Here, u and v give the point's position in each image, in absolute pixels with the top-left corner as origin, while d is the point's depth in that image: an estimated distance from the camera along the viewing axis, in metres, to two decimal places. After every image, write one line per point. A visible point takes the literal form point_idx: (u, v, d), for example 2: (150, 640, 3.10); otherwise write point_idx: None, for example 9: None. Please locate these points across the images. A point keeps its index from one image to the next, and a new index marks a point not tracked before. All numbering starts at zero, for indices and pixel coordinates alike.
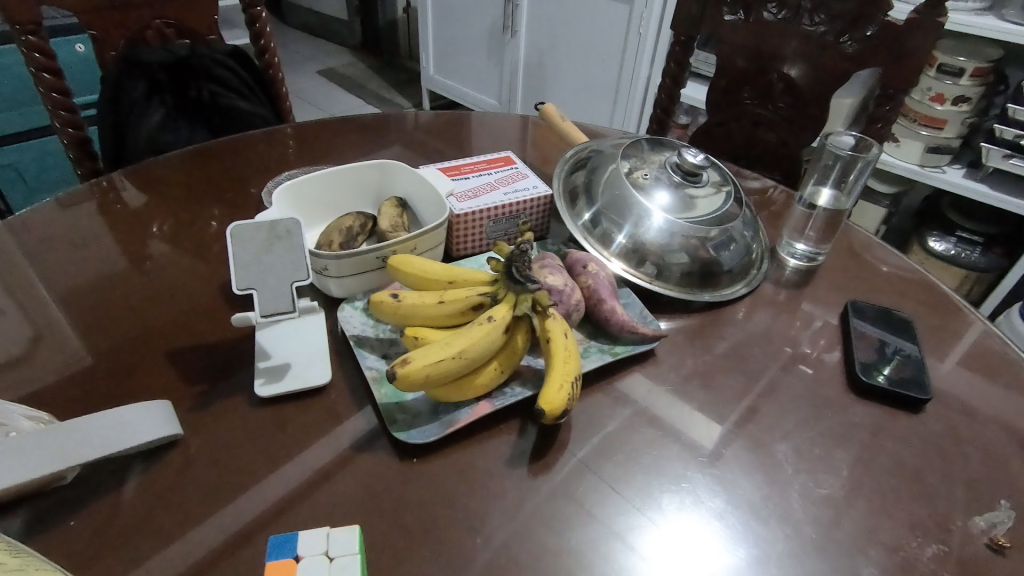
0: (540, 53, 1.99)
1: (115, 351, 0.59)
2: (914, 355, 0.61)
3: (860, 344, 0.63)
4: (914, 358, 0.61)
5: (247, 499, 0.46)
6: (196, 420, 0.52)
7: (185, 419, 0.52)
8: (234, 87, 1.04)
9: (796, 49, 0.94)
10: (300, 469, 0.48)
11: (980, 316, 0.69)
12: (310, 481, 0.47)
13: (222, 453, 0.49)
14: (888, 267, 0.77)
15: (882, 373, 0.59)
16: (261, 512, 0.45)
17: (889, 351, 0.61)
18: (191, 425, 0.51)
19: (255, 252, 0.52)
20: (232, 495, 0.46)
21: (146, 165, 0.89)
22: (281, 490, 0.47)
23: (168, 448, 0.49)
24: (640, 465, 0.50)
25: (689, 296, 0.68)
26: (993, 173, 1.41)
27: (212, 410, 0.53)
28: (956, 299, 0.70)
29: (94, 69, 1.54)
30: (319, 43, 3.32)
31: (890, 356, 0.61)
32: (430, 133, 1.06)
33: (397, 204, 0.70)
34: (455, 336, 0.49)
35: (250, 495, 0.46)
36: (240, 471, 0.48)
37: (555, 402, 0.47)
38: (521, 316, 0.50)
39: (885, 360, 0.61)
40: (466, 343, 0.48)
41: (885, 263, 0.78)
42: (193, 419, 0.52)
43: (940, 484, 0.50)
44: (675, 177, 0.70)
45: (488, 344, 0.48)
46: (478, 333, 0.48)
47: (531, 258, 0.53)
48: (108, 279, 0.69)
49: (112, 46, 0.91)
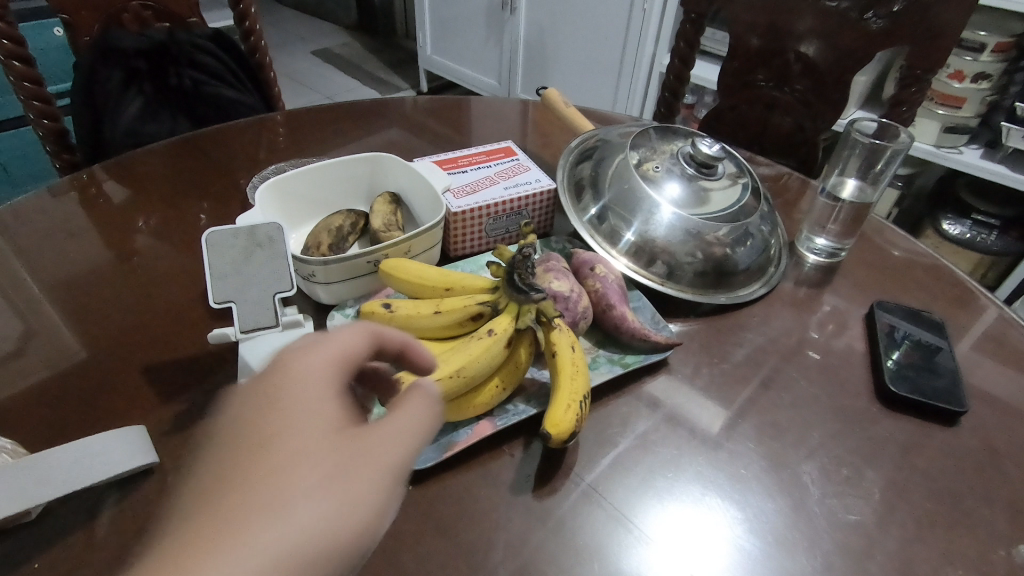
0: (541, 30, 1.91)
1: (91, 366, 0.55)
2: (925, 339, 0.59)
3: (871, 331, 0.61)
4: (925, 343, 0.59)
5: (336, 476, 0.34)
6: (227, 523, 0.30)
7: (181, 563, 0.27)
8: (219, 76, 0.99)
9: (812, 26, 0.88)
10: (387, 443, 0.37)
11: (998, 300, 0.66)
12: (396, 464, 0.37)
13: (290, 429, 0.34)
14: (900, 250, 0.74)
15: (891, 358, 0.57)
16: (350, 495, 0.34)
17: (898, 336, 0.60)
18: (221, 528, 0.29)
19: (233, 262, 0.48)
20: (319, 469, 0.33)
21: (128, 158, 0.84)
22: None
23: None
24: (655, 490, 0.46)
25: (702, 297, 0.63)
26: (1012, 154, 1.36)
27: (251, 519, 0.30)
28: (969, 283, 0.68)
29: (69, 56, 1.48)
30: (313, 22, 3.23)
31: (899, 341, 0.59)
32: (426, 118, 1.01)
33: (390, 200, 0.65)
34: (453, 352, 0.45)
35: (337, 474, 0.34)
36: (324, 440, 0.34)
37: (561, 425, 0.43)
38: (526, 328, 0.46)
39: (895, 345, 0.59)
40: (465, 360, 0.44)
41: (897, 246, 0.74)
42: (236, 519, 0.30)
43: (978, 506, 0.46)
44: (689, 169, 0.65)
45: (489, 363, 0.45)
46: (478, 349, 0.44)
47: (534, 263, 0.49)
48: (87, 279, 0.65)
49: (86, 31, 0.88)
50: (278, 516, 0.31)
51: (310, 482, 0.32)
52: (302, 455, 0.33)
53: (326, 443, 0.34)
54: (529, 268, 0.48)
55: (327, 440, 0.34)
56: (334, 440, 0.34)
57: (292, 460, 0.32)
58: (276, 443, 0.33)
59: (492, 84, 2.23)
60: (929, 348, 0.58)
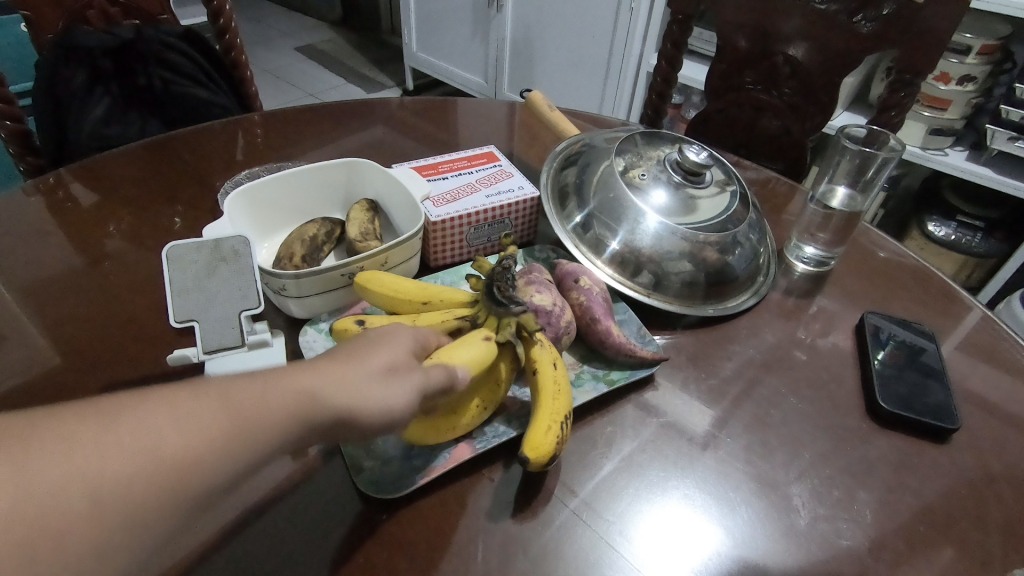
0: (527, 28, 1.89)
1: (45, 384, 0.52)
2: (909, 343, 0.59)
3: (858, 333, 0.61)
4: (909, 346, 0.59)
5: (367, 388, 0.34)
6: (236, 405, 0.30)
7: (192, 413, 0.29)
8: (191, 74, 0.96)
9: (801, 28, 0.87)
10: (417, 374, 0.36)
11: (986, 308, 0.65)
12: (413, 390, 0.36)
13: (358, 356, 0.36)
14: (885, 253, 0.74)
15: (877, 358, 0.58)
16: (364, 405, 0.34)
17: (884, 337, 0.59)
18: (229, 397, 0.31)
19: (195, 278, 0.46)
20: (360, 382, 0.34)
21: (95, 160, 0.80)
22: (219, 538, 0.40)
23: (113, 413, 0.28)
24: (640, 515, 0.44)
25: (689, 309, 0.62)
26: (997, 156, 1.36)
27: (252, 409, 0.30)
28: (952, 286, 0.68)
29: (30, 53, 1.44)
30: (297, 17, 3.17)
31: (884, 341, 0.59)
32: (408, 118, 0.98)
33: (367, 207, 0.63)
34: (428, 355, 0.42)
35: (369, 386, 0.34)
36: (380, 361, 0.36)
37: (541, 448, 0.41)
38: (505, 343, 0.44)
39: (879, 346, 0.59)
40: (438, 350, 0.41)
41: (881, 250, 0.74)
42: (242, 409, 0.30)
43: (970, 528, 0.45)
44: (676, 177, 0.63)
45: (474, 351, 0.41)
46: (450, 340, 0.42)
47: (514, 276, 0.47)
48: (48, 289, 0.62)
49: (48, 28, 0.83)
50: (274, 419, 0.31)
51: (311, 404, 0.32)
52: (329, 380, 0.33)
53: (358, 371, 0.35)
54: (508, 279, 0.46)
55: (355, 387, 0.34)
56: (366, 384, 0.34)
57: (338, 374, 0.34)
58: (340, 360, 0.35)
59: (479, 83, 2.20)
60: (913, 349, 0.59)
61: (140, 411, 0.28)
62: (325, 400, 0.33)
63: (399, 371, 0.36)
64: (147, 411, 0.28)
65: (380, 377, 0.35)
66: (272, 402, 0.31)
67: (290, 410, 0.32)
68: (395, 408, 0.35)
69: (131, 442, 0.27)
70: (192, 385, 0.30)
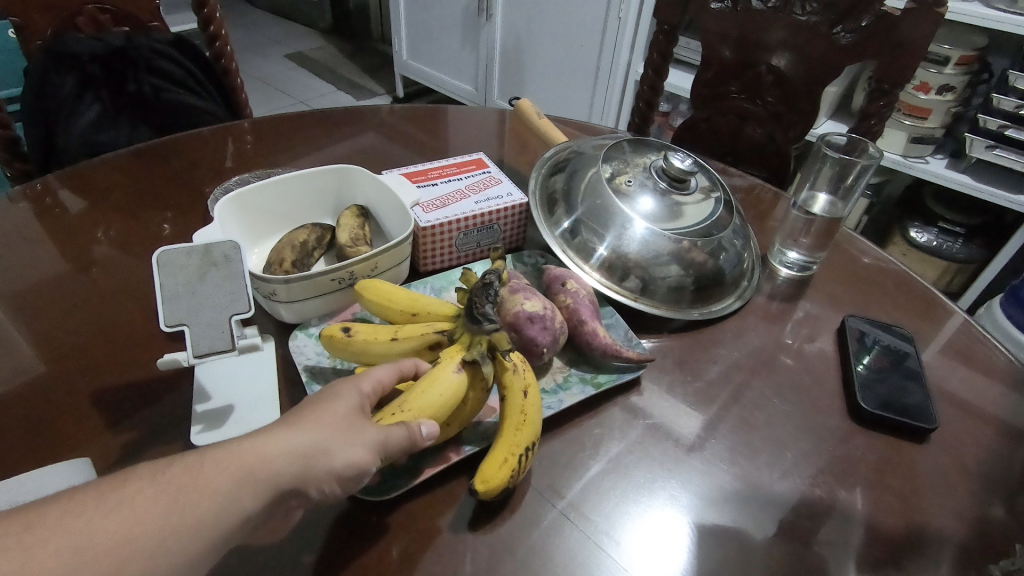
0: (517, 37, 1.91)
1: (32, 389, 0.52)
2: (893, 346, 0.60)
3: (842, 336, 0.62)
4: (893, 349, 0.60)
5: (319, 462, 0.35)
6: (177, 487, 0.31)
7: (126, 503, 0.30)
8: (180, 81, 0.97)
9: (783, 38, 0.89)
10: (374, 439, 0.37)
11: (966, 313, 0.67)
12: (369, 454, 0.37)
13: (312, 423, 0.36)
14: (868, 258, 0.75)
15: (862, 362, 0.59)
16: (313, 474, 0.35)
17: (868, 341, 0.61)
18: (178, 482, 0.32)
19: (186, 283, 0.46)
20: (313, 455, 0.35)
21: (85, 167, 0.80)
22: None
23: (45, 514, 0.28)
24: (626, 515, 0.45)
25: (675, 313, 0.63)
26: (976, 164, 1.39)
27: (196, 490, 0.32)
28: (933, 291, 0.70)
29: (19, 61, 1.43)
30: (287, 25, 3.17)
31: (869, 346, 0.61)
32: (399, 125, 0.99)
33: (357, 212, 0.64)
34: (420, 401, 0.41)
35: (323, 459, 0.35)
36: (335, 427, 0.37)
37: (492, 482, 0.41)
38: (473, 362, 0.42)
39: (865, 350, 0.60)
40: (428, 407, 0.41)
41: (865, 255, 0.76)
42: (183, 488, 0.31)
43: (947, 526, 0.47)
44: (661, 184, 0.65)
45: (442, 394, 0.41)
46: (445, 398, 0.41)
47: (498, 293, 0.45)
48: (35, 295, 0.62)
49: (39, 33, 0.84)
50: (215, 497, 0.32)
51: (255, 470, 0.33)
52: (275, 447, 0.34)
53: (308, 441, 0.35)
54: (489, 296, 0.44)
55: (303, 448, 0.35)
56: (313, 449, 0.35)
57: (291, 446, 0.35)
58: (295, 429, 0.36)
59: (469, 91, 2.22)
60: (898, 352, 0.60)
61: (72, 510, 0.29)
62: (270, 469, 0.34)
63: (356, 431, 0.37)
64: (80, 507, 0.29)
65: (336, 446, 0.36)
66: (213, 477, 0.32)
67: (233, 480, 0.33)
68: (358, 466, 0.36)
69: (72, 531, 0.28)
70: (137, 473, 0.31)
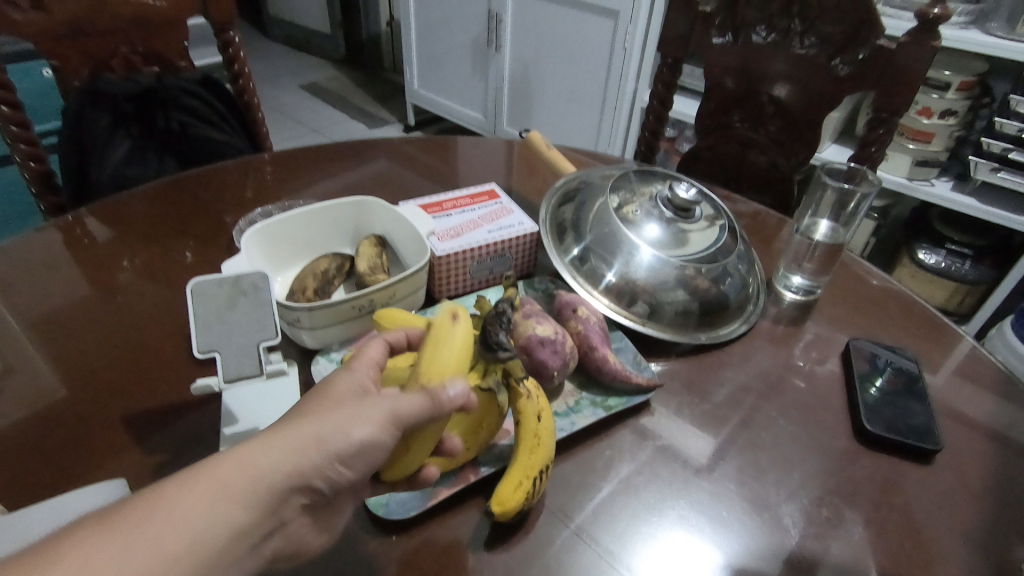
0: (525, 66, 1.96)
1: (66, 412, 0.55)
2: (905, 368, 0.62)
3: (851, 359, 0.64)
4: (905, 371, 0.61)
5: (319, 451, 0.36)
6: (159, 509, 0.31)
7: (102, 535, 0.29)
8: (204, 116, 1.01)
9: (784, 71, 0.92)
10: (373, 418, 0.38)
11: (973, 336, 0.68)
12: (371, 431, 0.38)
13: (305, 423, 0.37)
14: (876, 281, 0.77)
15: (875, 386, 0.60)
16: (313, 464, 0.36)
17: (881, 364, 0.62)
18: (162, 504, 0.31)
19: (217, 311, 0.48)
20: (308, 451, 0.36)
21: (114, 200, 0.84)
22: None
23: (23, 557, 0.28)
24: (637, 535, 0.47)
25: (683, 337, 0.64)
26: (982, 187, 1.40)
27: (182, 511, 0.31)
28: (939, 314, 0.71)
29: (55, 97, 1.50)
30: (301, 56, 3.27)
31: (881, 367, 0.62)
32: (412, 155, 1.02)
33: (375, 242, 0.66)
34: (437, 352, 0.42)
35: (321, 449, 0.37)
36: (327, 420, 0.38)
37: (507, 504, 0.43)
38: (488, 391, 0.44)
39: (877, 372, 0.61)
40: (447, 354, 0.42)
41: (872, 278, 0.77)
42: (163, 504, 0.31)
43: (953, 546, 0.47)
44: (667, 212, 0.67)
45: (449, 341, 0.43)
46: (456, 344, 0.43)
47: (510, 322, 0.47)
48: (66, 321, 0.65)
49: (74, 75, 0.88)
50: (204, 513, 0.32)
51: (245, 481, 0.34)
52: (263, 448, 0.35)
53: (304, 436, 0.36)
54: (502, 324, 0.46)
55: (301, 442, 0.36)
56: (314, 438, 0.37)
57: (288, 445, 0.36)
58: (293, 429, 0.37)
59: (479, 118, 2.27)
60: (908, 374, 0.61)
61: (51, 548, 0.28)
62: (262, 474, 0.34)
63: (360, 409, 0.39)
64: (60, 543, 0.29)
65: (338, 430, 0.37)
66: (198, 486, 0.32)
67: (218, 491, 0.33)
68: (365, 442, 0.38)
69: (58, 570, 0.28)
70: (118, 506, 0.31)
